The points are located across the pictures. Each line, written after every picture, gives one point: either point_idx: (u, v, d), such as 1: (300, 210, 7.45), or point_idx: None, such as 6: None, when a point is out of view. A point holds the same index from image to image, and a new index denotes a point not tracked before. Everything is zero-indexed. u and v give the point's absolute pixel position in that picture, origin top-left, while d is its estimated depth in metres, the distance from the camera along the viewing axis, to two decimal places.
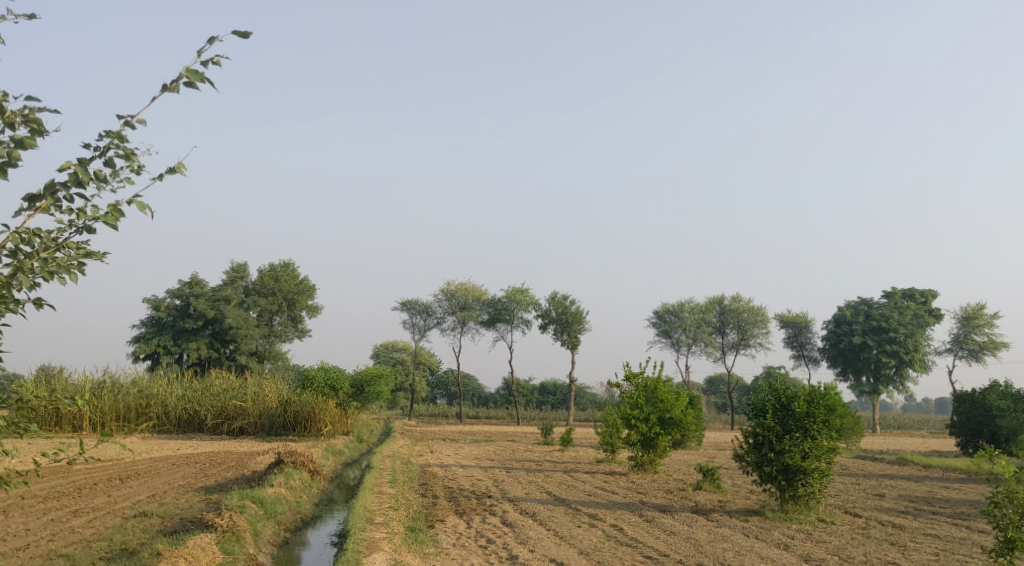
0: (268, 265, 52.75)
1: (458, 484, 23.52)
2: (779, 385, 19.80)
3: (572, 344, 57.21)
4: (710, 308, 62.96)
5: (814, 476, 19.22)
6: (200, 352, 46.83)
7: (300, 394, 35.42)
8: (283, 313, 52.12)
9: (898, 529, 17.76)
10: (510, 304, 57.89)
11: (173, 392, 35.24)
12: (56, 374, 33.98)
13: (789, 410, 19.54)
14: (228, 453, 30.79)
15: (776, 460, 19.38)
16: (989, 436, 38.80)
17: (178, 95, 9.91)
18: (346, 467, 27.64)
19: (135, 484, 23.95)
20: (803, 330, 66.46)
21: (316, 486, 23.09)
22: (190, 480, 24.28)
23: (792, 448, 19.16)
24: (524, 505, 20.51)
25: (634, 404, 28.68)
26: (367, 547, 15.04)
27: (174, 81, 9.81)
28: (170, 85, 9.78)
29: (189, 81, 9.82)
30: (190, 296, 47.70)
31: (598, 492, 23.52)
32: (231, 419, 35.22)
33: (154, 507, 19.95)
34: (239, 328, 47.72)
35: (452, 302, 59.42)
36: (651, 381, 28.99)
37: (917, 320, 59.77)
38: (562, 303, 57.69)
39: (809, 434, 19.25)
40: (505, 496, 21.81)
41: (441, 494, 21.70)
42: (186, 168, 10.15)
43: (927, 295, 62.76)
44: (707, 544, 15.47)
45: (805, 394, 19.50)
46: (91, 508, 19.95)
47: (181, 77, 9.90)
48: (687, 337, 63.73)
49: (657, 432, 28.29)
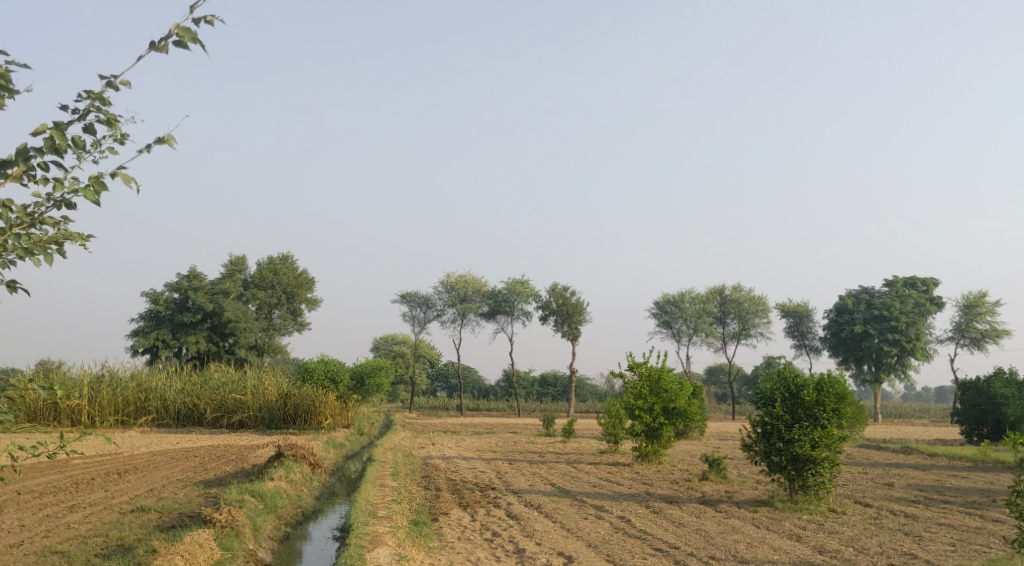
0: (267, 258, 52.28)
1: (461, 476, 23.19)
2: (789, 373, 19.45)
3: (572, 335, 56.82)
4: (711, 298, 62.49)
5: (824, 466, 18.89)
6: (199, 346, 46.48)
7: (299, 386, 35.07)
8: (282, 306, 51.70)
9: (911, 518, 17.40)
10: (510, 296, 57.48)
11: (172, 385, 34.86)
12: (52, 367, 33.61)
13: (799, 398, 19.22)
14: (227, 446, 30.43)
15: (785, 450, 19.05)
16: (993, 424, 38.48)
17: (166, 54, 10.26)
18: (347, 460, 27.31)
19: (132, 479, 23.61)
20: (803, 320, 66.13)
21: (318, 479, 22.74)
22: (188, 474, 23.91)
23: (801, 437, 18.83)
24: (528, 496, 20.19)
25: (637, 394, 28.30)
26: (371, 542, 14.66)
27: (164, 39, 10.12)
28: (160, 42, 10.10)
29: (180, 39, 10.11)
30: (189, 290, 47.31)
31: (604, 483, 23.17)
32: (231, 413, 34.91)
33: (152, 501, 19.62)
34: (237, 321, 47.32)
35: (451, 294, 59.04)
36: (656, 371, 28.49)
37: (919, 309, 59.41)
38: (562, 294, 57.34)
39: (819, 422, 18.92)
40: (509, 488, 21.47)
41: (445, 487, 21.34)
42: (173, 139, 10.32)
43: (929, 283, 62.37)
44: (718, 536, 15.09)
45: (814, 382, 19.16)
46: (87, 503, 19.61)
47: (170, 37, 10.21)
48: (687, 327, 63.47)
49: (661, 422, 27.97)
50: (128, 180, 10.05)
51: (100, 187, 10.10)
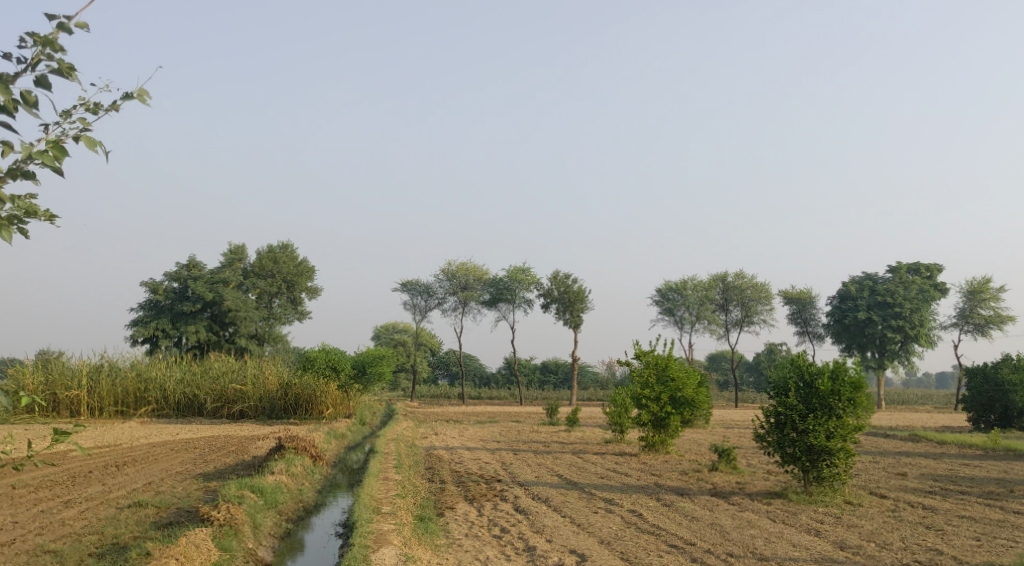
0: (267, 246, 51.68)
1: (465, 468, 22.74)
2: (802, 362, 18.98)
3: (574, 323, 56.31)
4: (713, 285, 61.82)
5: (840, 457, 18.37)
6: (199, 335, 45.97)
7: (300, 376, 34.58)
8: (282, 295, 51.16)
9: (929, 511, 16.90)
10: (511, 284, 56.93)
11: (173, 375, 34.37)
12: (51, 357, 33.19)
13: (813, 388, 18.75)
14: (228, 437, 29.97)
15: (799, 441, 18.57)
16: (1001, 412, 37.99)
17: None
18: (348, 451, 26.82)
19: (131, 472, 23.12)
20: (806, 306, 65.60)
21: (319, 471, 22.27)
22: (188, 467, 23.43)
23: (816, 427, 18.36)
24: (535, 489, 19.72)
25: (644, 383, 27.81)
26: (375, 541, 14.16)
27: None
28: None
29: None
30: (188, 279, 46.82)
31: (612, 474, 22.70)
32: (231, 403, 34.44)
33: (149, 495, 19.18)
34: (238, 310, 46.86)
35: (452, 282, 58.53)
36: (662, 359, 27.92)
37: (923, 295, 58.87)
38: (563, 282, 56.79)
39: (834, 412, 18.45)
40: (515, 480, 20.98)
41: (449, 479, 20.86)
42: (147, 93, 10.07)
43: (932, 269, 61.78)
44: (734, 531, 14.59)
45: (829, 370, 18.68)
46: (84, 498, 19.15)
47: None
48: (690, 315, 63.10)
49: (668, 412, 27.48)
50: (95, 142, 9.63)
51: (59, 154, 9.63)
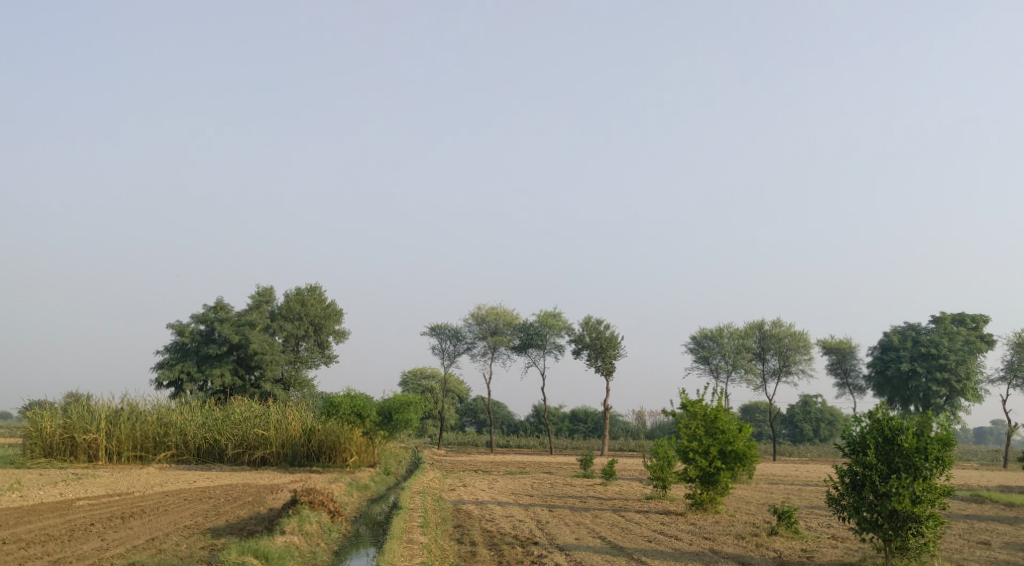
0: (296, 289, 49.86)
1: (498, 527, 20.64)
2: (881, 415, 16.79)
3: (606, 370, 54.06)
4: (750, 333, 59.40)
5: (928, 525, 16.22)
6: (223, 378, 44.31)
7: (325, 421, 32.58)
8: (309, 338, 49.17)
9: None
10: (541, 329, 54.89)
11: (194, 419, 32.45)
12: (71, 399, 31.55)
13: (894, 444, 16.58)
14: (246, 486, 28.09)
15: (879, 505, 16.40)
16: None
17: None
18: (371, 503, 24.71)
19: (136, 525, 21.16)
20: (847, 356, 62.97)
21: (338, 529, 20.22)
22: (197, 520, 21.50)
23: (900, 491, 16.23)
24: (578, 554, 17.62)
25: (691, 435, 25.60)
26: None
27: None
28: None
29: None
30: (215, 321, 45.33)
31: (661, 538, 20.40)
32: (253, 449, 32.40)
33: (147, 556, 17.23)
34: (264, 353, 45.04)
35: (482, 327, 56.71)
36: (711, 409, 25.68)
37: (969, 346, 55.99)
38: (596, 327, 54.59)
39: (920, 473, 16.32)
40: (553, 542, 18.88)
41: (480, 541, 18.79)
42: None
43: (978, 319, 58.88)
44: None
45: (913, 425, 16.51)
46: (77, 556, 17.29)
47: None
48: (726, 363, 60.57)
49: (718, 467, 25.18)
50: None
51: None
